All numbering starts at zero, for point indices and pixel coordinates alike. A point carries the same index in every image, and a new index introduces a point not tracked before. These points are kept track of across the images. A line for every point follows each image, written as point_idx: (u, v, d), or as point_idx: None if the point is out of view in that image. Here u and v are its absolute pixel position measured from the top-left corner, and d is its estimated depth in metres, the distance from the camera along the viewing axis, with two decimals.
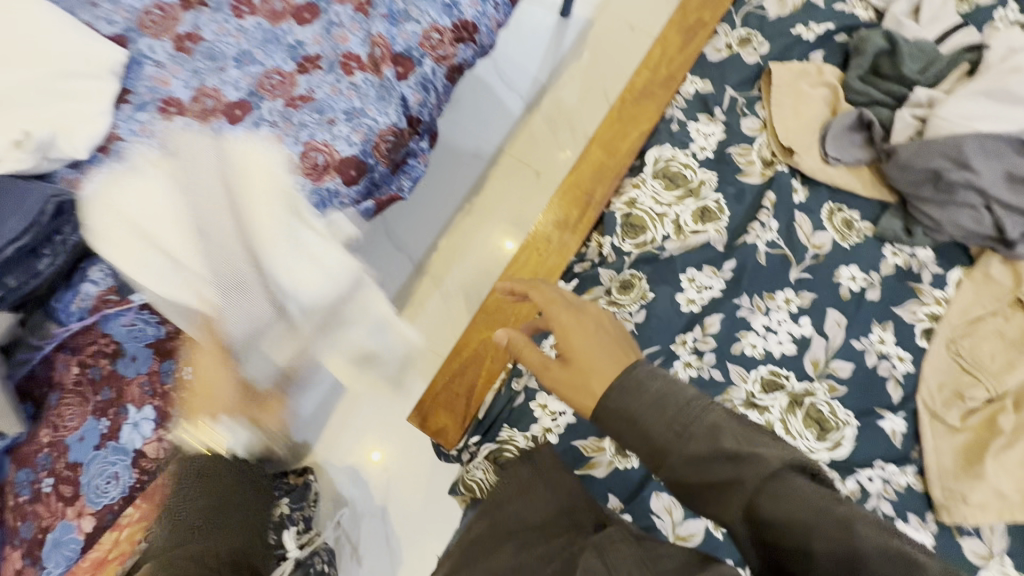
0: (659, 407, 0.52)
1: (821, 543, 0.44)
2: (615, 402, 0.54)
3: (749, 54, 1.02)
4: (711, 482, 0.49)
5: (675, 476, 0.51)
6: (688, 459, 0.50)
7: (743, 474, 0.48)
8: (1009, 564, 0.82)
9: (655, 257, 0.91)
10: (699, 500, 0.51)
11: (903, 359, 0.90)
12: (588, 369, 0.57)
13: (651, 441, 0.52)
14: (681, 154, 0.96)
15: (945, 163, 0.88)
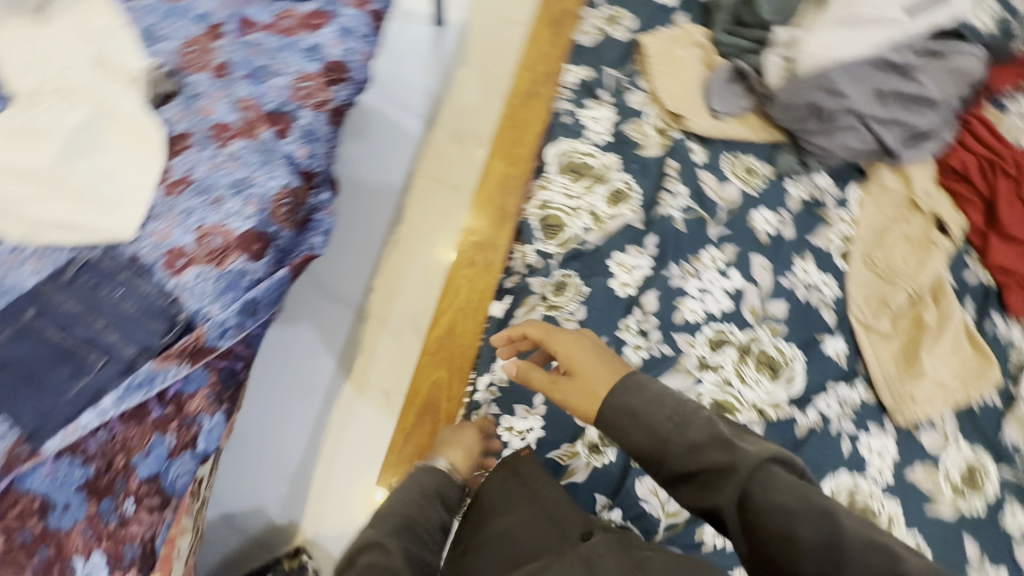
0: (657, 402, 0.55)
1: (807, 528, 0.46)
2: (616, 399, 0.56)
3: (618, 31, 1.03)
4: (706, 474, 0.51)
5: (671, 467, 0.53)
6: (683, 451, 0.52)
7: (737, 461, 0.49)
8: (962, 442, 0.89)
9: (580, 252, 0.91)
10: (691, 491, 0.52)
11: (829, 285, 0.95)
12: (589, 379, 0.59)
13: (653, 432, 0.54)
14: (580, 145, 0.97)
15: (821, 95, 0.93)
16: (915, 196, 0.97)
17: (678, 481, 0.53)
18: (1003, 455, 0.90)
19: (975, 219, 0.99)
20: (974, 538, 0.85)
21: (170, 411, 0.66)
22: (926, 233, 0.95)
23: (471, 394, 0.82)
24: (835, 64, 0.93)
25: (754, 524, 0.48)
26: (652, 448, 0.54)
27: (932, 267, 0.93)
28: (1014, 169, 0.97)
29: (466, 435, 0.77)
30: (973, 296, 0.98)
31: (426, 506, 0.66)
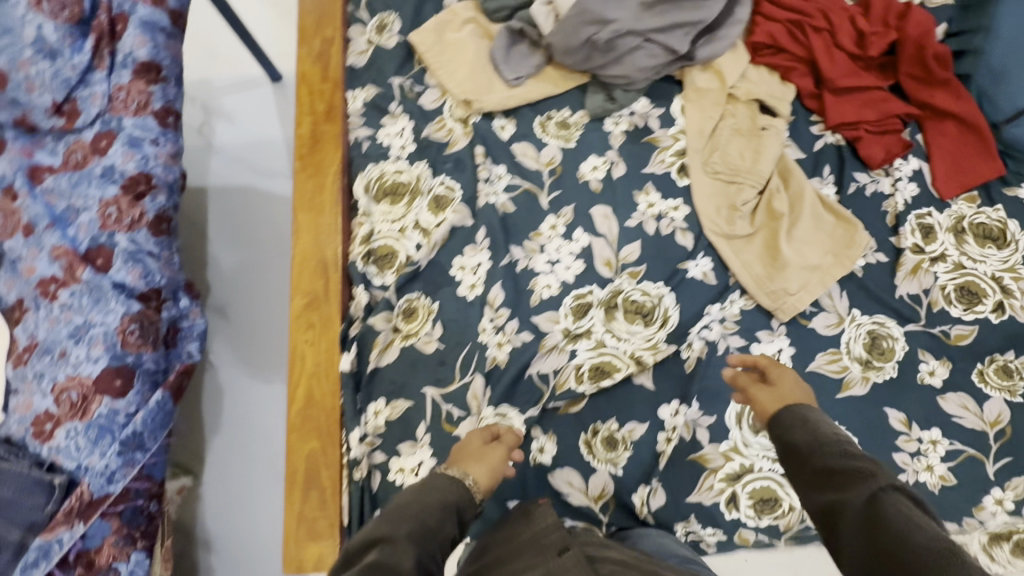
0: (828, 426, 0.62)
1: (924, 539, 0.48)
2: (795, 410, 0.65)
3: (389, 38, 0.99)
4: (845, 474, 0.56)
5: (811, 468, 0.59)
6: (835, 455, 0.58)
7: (877, 470, 0.54)
8: (858, 314, 0.86)
9: (418, 272, 0.89)
10: (823, 491, 0.57)
11: (677, 208, 0.91)
12: (779, 398, 0.69)
13: (815, 435, 0.61)
14: (388, 165, 0.94)
15: (593, 26, 0.87)
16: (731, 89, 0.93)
17: (819, 483, 0.57)
18: (904, 312, 0.86)
19: (805, 84, 0.93)
20: (895, 407, 0.82)
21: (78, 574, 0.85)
22: (753, 121, 0.92)
23: (347, 452, 0.81)
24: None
25: (876, 521, 0.51)
26: (806, 455, 0.60)
27: (770, 151, 0.89)
28: (822, 23, 0.91)
29: (495, 454, 0.73)
30: (828, 163, 0.92)
31: (446, 517, 0.62)
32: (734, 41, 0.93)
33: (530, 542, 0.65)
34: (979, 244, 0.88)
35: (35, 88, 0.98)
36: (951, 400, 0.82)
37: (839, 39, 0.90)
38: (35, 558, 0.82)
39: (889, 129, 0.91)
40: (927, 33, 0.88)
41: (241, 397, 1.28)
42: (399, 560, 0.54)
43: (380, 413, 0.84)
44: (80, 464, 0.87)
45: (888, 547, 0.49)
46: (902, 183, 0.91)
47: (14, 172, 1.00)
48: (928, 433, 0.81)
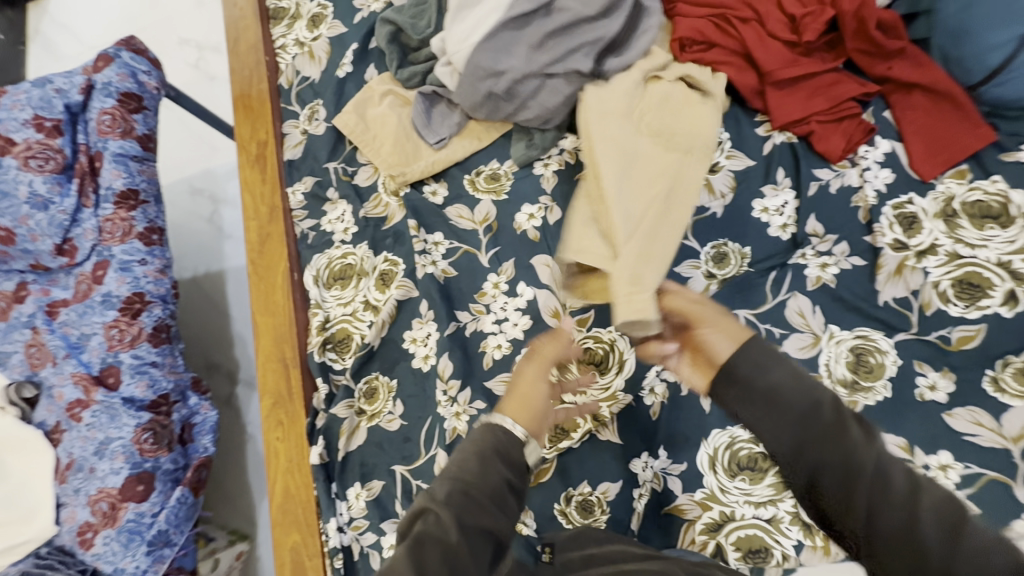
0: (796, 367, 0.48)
1: (925, 511, 0.39)
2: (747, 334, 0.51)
3: (318, 125, 1.03)
4: (825, 413, 0.45)
5: (779, 412, 0.46)
6: (803, 386, 0.47)
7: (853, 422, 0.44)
8: (838, 330, 0.77)
9: (373, 352, 0.92)
10: (797, 436, 0.45)
11: None
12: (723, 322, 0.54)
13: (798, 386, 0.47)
14: (334, 252, 0.97)
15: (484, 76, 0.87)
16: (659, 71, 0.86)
17: (785, 429, 0.46)
18: (891, 320, 0.76)
19: (745, 81, 0.85)
20: (893, 431, 0.72)
21: None
22: (676, 99, 0.84)
23: (327, 541, 0.84)
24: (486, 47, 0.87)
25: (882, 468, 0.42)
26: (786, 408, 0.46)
27: (687, 133, 0.81)
28: (747, 13, 0.86)
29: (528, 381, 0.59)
30: (783, 165, 0.84)
31: (491, 466, 0.50)
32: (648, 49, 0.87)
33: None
34: (977, 227, 0.76)
35: (38, 237, 1.13)
36: (960, 416, 0.71)
37: (770, 27, 0.84)
38: None
39: (846, 114, 0.81)
40: (866, 3, 0.79)
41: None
42: (442, 533, 0.46)
43: (359, 497, 0.85)
44: (116, 567, 0.98)
45: (898, 499, 0.40)
46: (872, 172, 0.81)
47: (37, 312, 1.15)
48: (937, 458, 0.70)
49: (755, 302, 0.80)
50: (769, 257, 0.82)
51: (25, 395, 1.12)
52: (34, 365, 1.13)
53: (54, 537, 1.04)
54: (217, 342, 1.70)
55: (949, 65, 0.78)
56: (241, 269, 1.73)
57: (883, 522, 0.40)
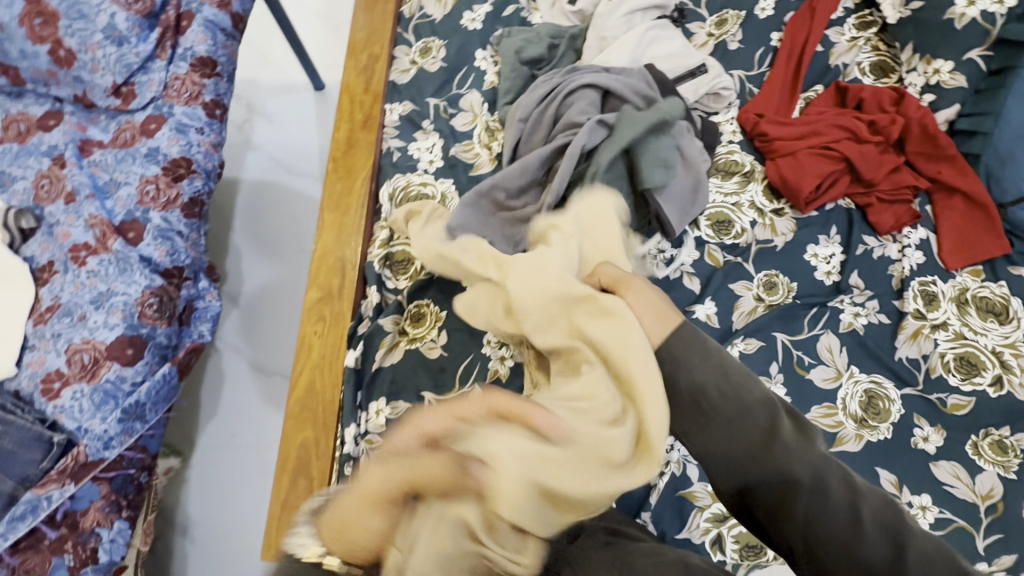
0: (723, 365, 0.50)
1: (832, 509, 0.45)
2: (682, 336, 0.52)
3: (431, 61, 1.06)
4: (767, 419, 0.48)
5: (717, 420, 0.48)
6: (739, 394, 0.49)
7: (777, 427, 0.47)
8: (857, 372, 0.87)
9: (430, 280, 0.91)
10: (742, 441, 0.47)
11: (688, 253, 0.94)
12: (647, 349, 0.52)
13: (726, 382, 0.49)
14: (414, 177, 0.98)
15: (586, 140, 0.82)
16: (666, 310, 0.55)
17: (728, 431, 0.48)
18: (903, 376, 0.87)
19: (858, 149, 0.93)
20: (887, 467, 0.82)
21: (63, 533, 0.82)
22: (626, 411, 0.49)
23: (341, 447, 0.82)
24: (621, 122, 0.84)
25: (823, 474, 0.46)
26: (716, 408, 0.49)
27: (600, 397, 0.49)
28: (853, 104, 0.99)
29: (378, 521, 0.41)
30: (838, 224, 0.95)
31: None
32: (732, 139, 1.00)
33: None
34: (981, 317, 0.90)
35: (98, 69, 1.05)
36: (943, 468, 0.82)
37: (874, 116, 0.96)
38: (23, 511, 0.80)
39: (899, 199, 0.95)
40: (927, 114, 0.94)
41: (246, 389, 1.49)
42: None
43: (380, 413, 0.83)
44: (80, 426, 0.87)
45: (840, 495, 0.45)
46: (910, 251, 0.93)
47: (67, 144, 1.06)
48: (918, 498, 0.80)
49: (793, 330, 0.89)
50: (812, 295, 0.92)
51: (21, 226, 1.02)
52: (41, 197, 1.04)
53: (10, 379, 0.93)
54: (215, 247, 1.61)
55: (989, 181, 0.93)
56: (261, 184, 1.67)
57: (823, 525, 0.45)
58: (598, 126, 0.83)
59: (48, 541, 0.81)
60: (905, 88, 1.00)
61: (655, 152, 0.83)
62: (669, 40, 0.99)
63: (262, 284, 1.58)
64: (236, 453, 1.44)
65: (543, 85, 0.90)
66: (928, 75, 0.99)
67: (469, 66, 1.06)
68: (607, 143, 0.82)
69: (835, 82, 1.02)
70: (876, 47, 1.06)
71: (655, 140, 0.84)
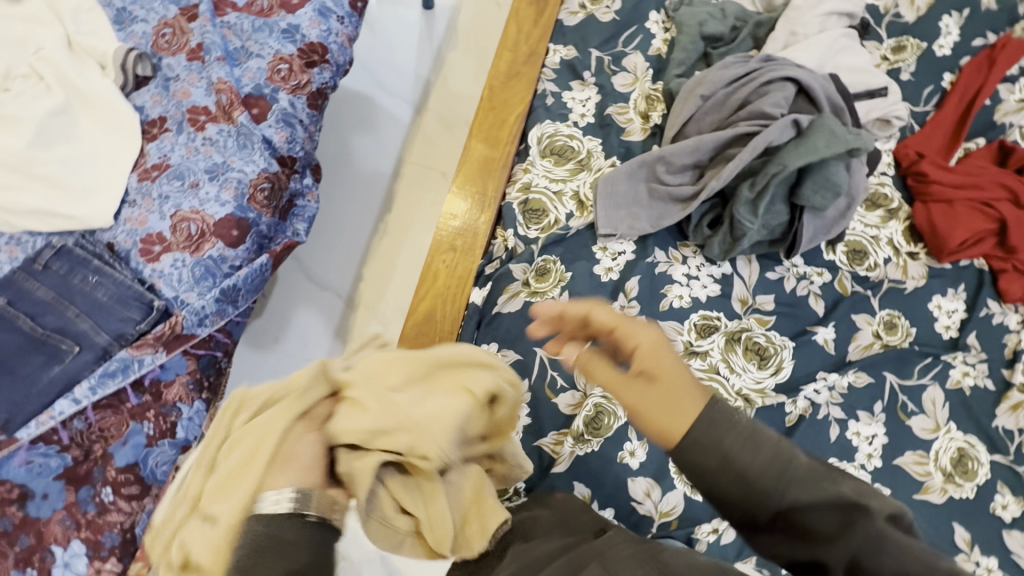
0: (750, 436, 0.45)
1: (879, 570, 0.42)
2: (702, 441, 0.45)
3: (603, 11, 1.00)
4: (798, 520, 0.44)
5: (735, 494, 0.44)
6: (763, 498, 0.44)
7: (799, 497, 0.44)
8: (954, 429, 0.88)
9: (562, 237, 0.89)
10: (771, 535, 0.45)
11: (820, 275, 0.93)
12: (671, 398, 0.47)
13: (753, 453, 0.44)
14: (563, 127, 0.94)
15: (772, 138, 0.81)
16: (668, 400, 0.47)
17: (753, 529, 0.46)
18: (996, 442, 0.88)
19: (1012, 214, 0.93)
20: (963, 525, 0.84)
21: (146, 401, 0.80)
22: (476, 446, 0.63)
23: None
24: (809, 130, 0.81)
25: (860, 557, 0.42)
26: (734, 480, 0.44)
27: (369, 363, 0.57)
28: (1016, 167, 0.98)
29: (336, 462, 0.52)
30: (966, 283, 0.95)
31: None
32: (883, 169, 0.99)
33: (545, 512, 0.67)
34: None
35: None
36: (1015, 537, 0.84)
37: None
38: (115, 369, 0.78)
39: None
40: None
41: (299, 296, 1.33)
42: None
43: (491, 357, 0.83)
44: (177, 296, 0.83)
45: None
46: None
47: None
48: (986, 559, 0.83)
49: (904, 373, 0.90)
50: (928, 345, 0.92)
51: (136, 72, 0.93)
52: (160, 47, 0.95)
53: (106, 230, 0.86)
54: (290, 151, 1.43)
55: None
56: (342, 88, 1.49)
57: None
58: (788, 126, 0.82)
59: (130, 406, 0.79)
60: None
61: (830, 176, 0.81)
62: (856, 53, 0.95)
63: (333, 193, 1.42)
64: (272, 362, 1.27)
65: (736, 66, 0.88)
66: None
67: (640, 26, 1.00)
68: (793, 145, 0.81)
69: (999, 140, 1.01)
70: None
71: (835, 164, 0.81)
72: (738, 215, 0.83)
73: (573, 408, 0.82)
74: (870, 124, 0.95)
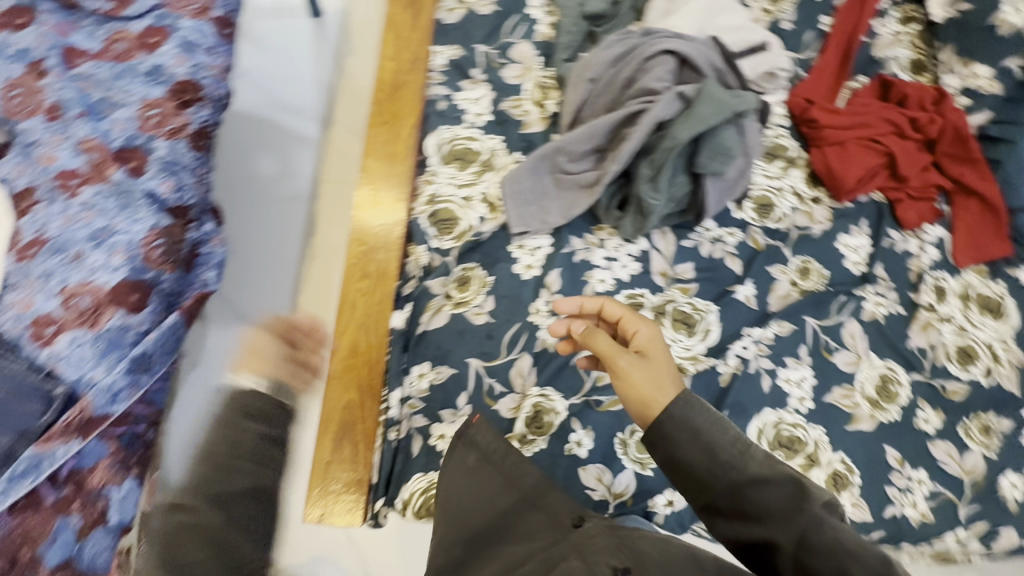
0: (719, 422, 0.55)
1: (817, 537, 0.48)
2: (677, 416, 0.55)
3: (481, 4, 0.98)
4: (751, 497, 0.52)
5: (696, 459, 0.54)
6: (725, 471, 0.53)
7: (748, 467, 0.53)
8: (874, 358, 0.93)
9: (478, 243, 0.88)
10: (726, 506, 0.53)
11: (731, 234, 0.95)
12: (655, 376, 0.59)
13: (717, 434, 0.54)
14: (461, 130, 0.92)
15: (663, 116, 0.82)
16: (650, 373, 0.59)
17: (713, 512, 0.54)
18: (912, 361, 0.94)
19: (899, 147, 0.98)
20: (893, 446, 0.90)
21: (67, 493, 0.64)
22: None
23: (386, 410, 0.82)
24: (699, 103, 0.81)
25: (807, 534, 0.49)
26: (695, 445, 0.54)
27: None
28: (898, 100, 1.02)
29: (267, 345, 0.71)
30: (868, 217, 1.00)
31: None
32: (777, 121, 1.02)
33: (525, 499, 0.71)
34: (979, 313, 0.98)
35: None
36: (939, 446, 0.91)
37: (914, 112, 1.00)
38: (24, 468, 0.62)
39: (926, 197, 1.00)
40: (962, 119, 0.99)
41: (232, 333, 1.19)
42: None
43: (425, 376, 0.83)
44: (81, 377, 0.67)
45: (828, 558, 0.47)
46: (927, 247, 1.00)
47: (46, 49, 0.81)
48: (916, 472, 0.89)
49: (822, 314, 0.94)
50: (842, 283, 0.96)
51: None
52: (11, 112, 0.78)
53: None
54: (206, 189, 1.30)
55: (1005, 186, 0.99)
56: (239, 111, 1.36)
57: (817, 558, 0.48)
58: (675, 99, 0.82)
59: (49, 503, 0.63)
60: (944, 88, 1.04)
61: (721, 142, 0.82)
62: (734, 12, 0.96)
63: (254, 220, 1.33)
64: (220, 412, 1.15)
65: (618, 42, 0.87)
66: (966, 79, 1.03)
67: (521, 14, 0.99)
68: (682, 117, 0.81)
69: (880, 75, 1.05)
70: (915, 44, 1.10)
71: (725, 129, 0.82)
72: (642, 194, 0.84)
73: (514, 412, 0.82)
74: (757, 80, 0.97)
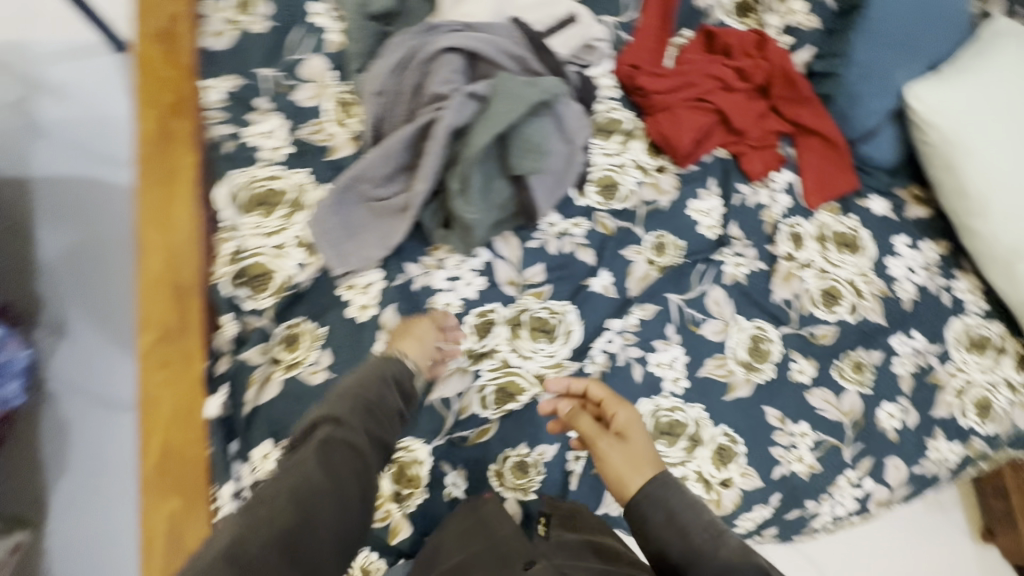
0: (694, 507, 0.61)
1: None
2: (652, 493, 0.63)
3: (253, 21, 0.87)
4: None
5: (669, 542, 0.59)
6: (698, 557, 0.57)
7: (717, 548, 0.57)
8: (742, 320, 0.91)
9: (298, 295, 0.79)
10: None
11: (578, 225, 0.90)
12: (633, 458, 0.67)
13: (694, 521, 0.59)
14: (257, 170, 0.81)
15: (457, 122, 0.76)
16: (629, 456, 0.67)
17: None
18: (779, 316, 0.93)
19: (729, 101, 0.96)
20: (771, 405, 0.89)
21: None
22: None
23: (218, 507, 0.71)
24: (492, 102, 0.75)
25: None
26: (667, 525, 0.60)
27: None
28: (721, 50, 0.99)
29: (421, 326, 0.74)
30: (715, 176, 0.97)
31: None
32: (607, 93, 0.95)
33: (486, 551, 0.67)
34: (838, 250, 0.97)
35: None
36: (816, 395, 0.90)
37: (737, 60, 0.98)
38: None
39: (768, 144, 0.98)
40: (787, 59, 0.97)
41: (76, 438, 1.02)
42: None
43: (266, 458, 0.72)
44: None
45: None
46: (778, 195, 0.98)
47: None
48: (798, 427, 0.89)
49: (684, 288, 0.91)
50: (699, 251, 0.93)
51: None
52: None
53: None
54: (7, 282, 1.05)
55: (841, 120, 0.98)
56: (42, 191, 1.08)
57: None
58: (467, 100, 0.76)
59: None
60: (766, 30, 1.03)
61: (528, 137, 0.77)
62: None
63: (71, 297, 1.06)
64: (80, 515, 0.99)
65: (398, 45, 0.80)
66: (785, 16, 1.03)
67: (304, 24, 0.88)
68: (479, 120, 0.75)
69: (703, 26, 1.01)
70: None
71: (528, 123, 0.77)
72: (456, 209, 0.78)
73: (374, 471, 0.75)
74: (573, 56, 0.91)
